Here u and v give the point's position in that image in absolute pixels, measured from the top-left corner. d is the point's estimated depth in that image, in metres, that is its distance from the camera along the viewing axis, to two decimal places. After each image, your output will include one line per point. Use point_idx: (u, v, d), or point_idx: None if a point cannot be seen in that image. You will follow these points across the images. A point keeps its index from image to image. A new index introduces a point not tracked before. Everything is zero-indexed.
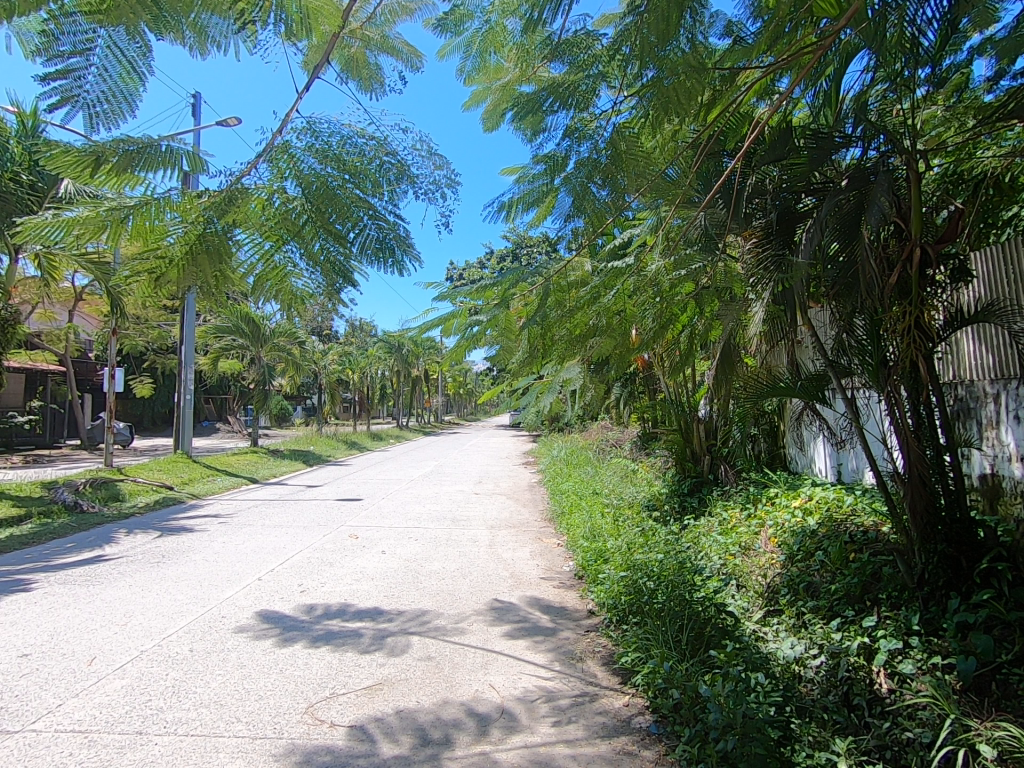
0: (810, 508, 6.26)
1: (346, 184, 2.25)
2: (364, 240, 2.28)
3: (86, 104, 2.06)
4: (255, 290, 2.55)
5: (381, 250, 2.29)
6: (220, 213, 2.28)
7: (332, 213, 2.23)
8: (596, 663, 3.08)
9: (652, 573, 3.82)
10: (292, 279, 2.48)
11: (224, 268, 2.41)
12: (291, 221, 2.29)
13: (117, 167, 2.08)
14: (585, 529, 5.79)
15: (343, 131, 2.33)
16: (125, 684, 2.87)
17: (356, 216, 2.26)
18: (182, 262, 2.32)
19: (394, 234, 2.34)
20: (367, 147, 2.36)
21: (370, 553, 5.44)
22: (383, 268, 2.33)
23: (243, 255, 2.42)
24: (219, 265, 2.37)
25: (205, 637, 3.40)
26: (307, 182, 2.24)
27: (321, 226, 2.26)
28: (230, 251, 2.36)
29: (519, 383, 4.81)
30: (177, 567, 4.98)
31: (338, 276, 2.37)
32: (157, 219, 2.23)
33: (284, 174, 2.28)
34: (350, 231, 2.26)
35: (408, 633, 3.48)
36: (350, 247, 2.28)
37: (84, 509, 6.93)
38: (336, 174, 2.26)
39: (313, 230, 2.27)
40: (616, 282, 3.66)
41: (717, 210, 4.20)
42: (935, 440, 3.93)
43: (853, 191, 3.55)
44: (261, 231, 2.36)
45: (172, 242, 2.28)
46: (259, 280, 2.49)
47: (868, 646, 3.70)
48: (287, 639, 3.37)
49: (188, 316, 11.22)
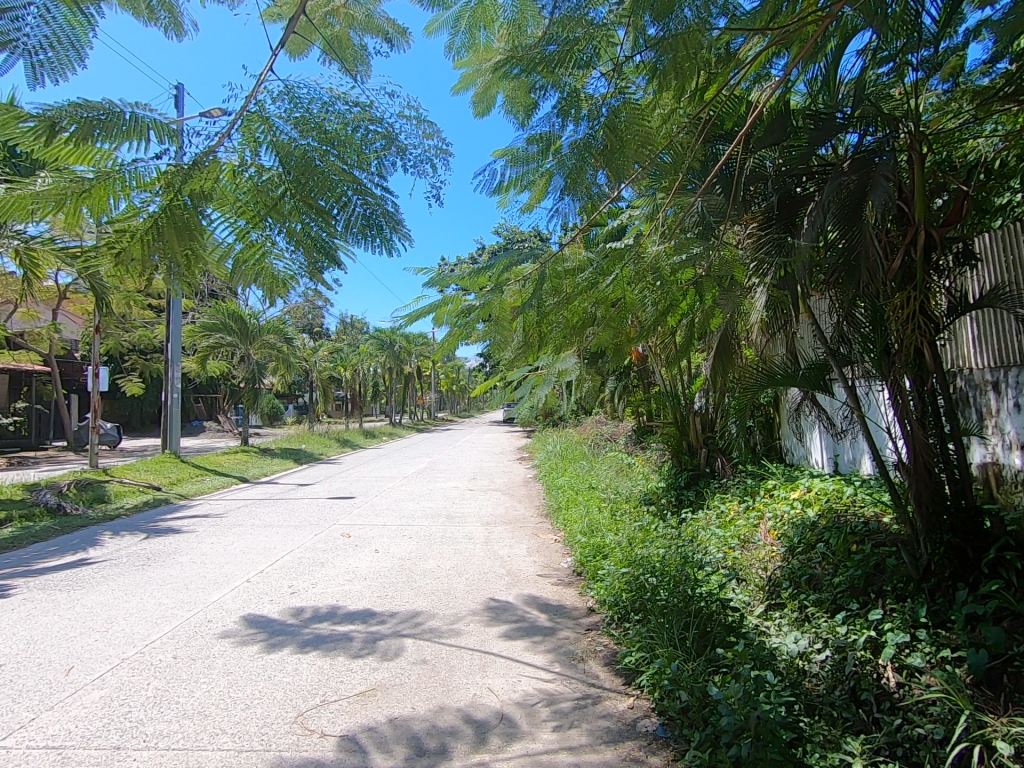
0: (809, 499, 6.20)
1: (329, 157, 2.14)
2: (349, 217, 2.19)
3: (26, 51, 1.95)
4: (234, 272, 2.42)
5: (370, 226, 2.22)
6: (193, 190, 2.14)
7: (316, 190, 2.11)
8: (598, 663, 2.97)
9: (654, 568, 3.70)
10: (271, 260, 2.34)
11: (198, 249, 2.28)
12: (272, 199, 2.17)
13: (75, 137, 1.89)
14: (582, 523, 5.69)
15: (325, 97, 2.22)
16: (105, 694, 2.73)
17: (340, 191, 2.15)
18: (148, 236, 2.18)
19: (381, 210, 2.26)
20: (349, 113, 2.26)
21: (362, 551, 5.32)
22: (372, 247, 2.25)
23: (217, 235, 2.28)
24: (188, 243, 2.21)
25: (190, 643, 3.26)
26: (286, 155, 2.12)
27: (303, 202, 2.14)
28: (204, 231, 2.24)
29: (513, 377, 4.66)
30: (164, 569, 4.83)
31: (322, 255, 2.24)
32: (122, 196, 2.10)
33: (259, 141, 2.14)
34: (334, 207, 2.16)
35: (401, 635, 3.35)
36: (337, 227, 2.20)
37: (68, 512, 6.74)
38: (318, 145, 2.15)
39: (295, 209, 2.15)
40: (615, 266, 3.45)
41: (716, 197, 4.04)
42: (940, 428, 3.85)
43: (856, 173, 3.43)
44: (237, 208, 2.22)
45: (141, 217, 2.17)
46: (236, 263, 2.37)
47: (875, 640, 3.63)
48: (275, 644, 3.24)
49: (174, 312, 10.97)
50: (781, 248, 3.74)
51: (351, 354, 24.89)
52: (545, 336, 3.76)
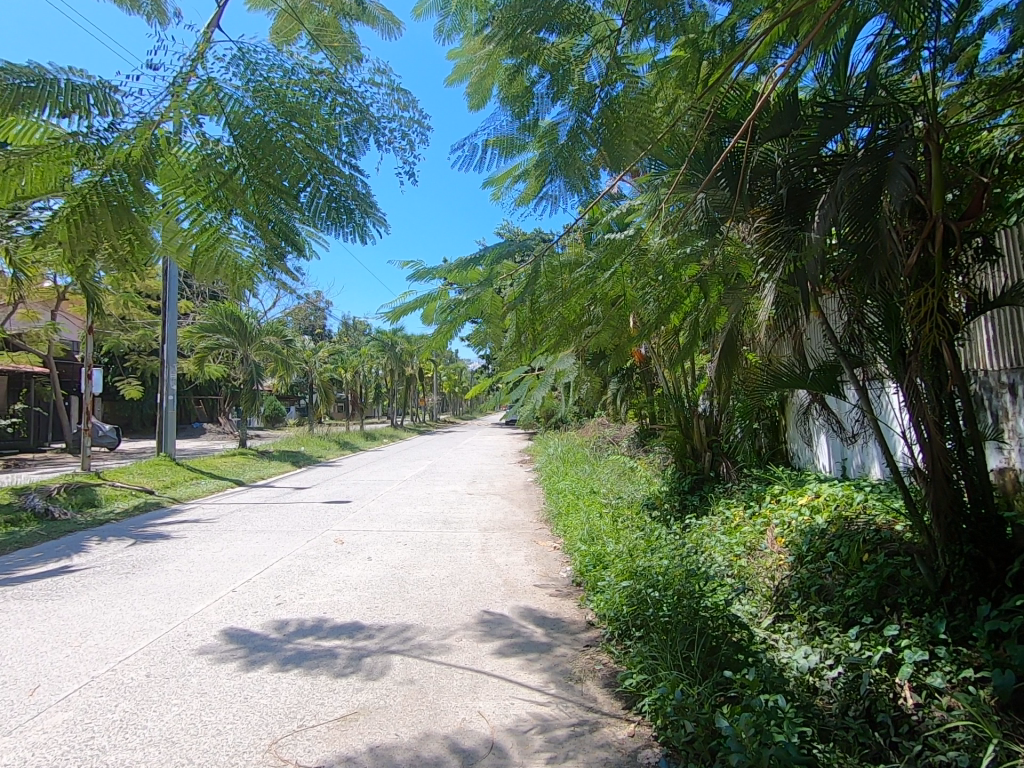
0: (818, 505, 6.00)
1: (295, 136, 2.07)
2: (315, 196, 2.14)
3: None
4: (195, 267, 2.37)
5: (336, 207, 2.19)
6: (137, 166, 1.97)
7: (277, 168, 2.02)
8: (596, 685, 2.78)
9: (656, 581, 3.49)
10: (229, 244, 2.28)
11: (145, 233, 2.05)
12: (229, 178, 2.06)
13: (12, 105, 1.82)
14: (583, 530, 5.50)
15: (285, 70, 2.20)
16: (68, 717, 2.55)
17: (306, 171, 2.08)
18: (74, 216, 1.87)
19: (349, 192, 2.25)
20: (312, 90, 2.24)
21: (355, 559, 5.14)
22: (341, 230, 2.24)
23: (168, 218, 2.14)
24: (129, 227, 1.96)
25: (165, 660, 3.08)
26: (246, 133, 2.01)
27: (264, 181, 2.04)
28: (149, 214, 2.03)
29: (507, 379, 4.45)
30: (147, 578, 4.65)
31: (285, 237, 2.23)
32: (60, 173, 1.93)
33: (207, 110, 2.02)
34: (300, 187, 2.09)
35: (389, 651, 3.17)
36: (304, 210, 2.16)
37: (56, 517, 6.58)
38: (279, 118, 2.05)
39: (258, 191, 2.07)
40: (615, 260, 3.25)
41: (719, 191, 3.84)
42: (959, 432, 3.65)
43: (870, 163, 3.23)
44: (186, 188, 2.09)
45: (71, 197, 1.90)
46: (192, 248, 2.28)
47: (891, 657, 3.44)
48: (255, 661, 3.06)
49: (170, 313, 10.82)
50: (791, 241, 3.56)
51: (351, 355, 24.74)
52: (539, 336, 3.42)
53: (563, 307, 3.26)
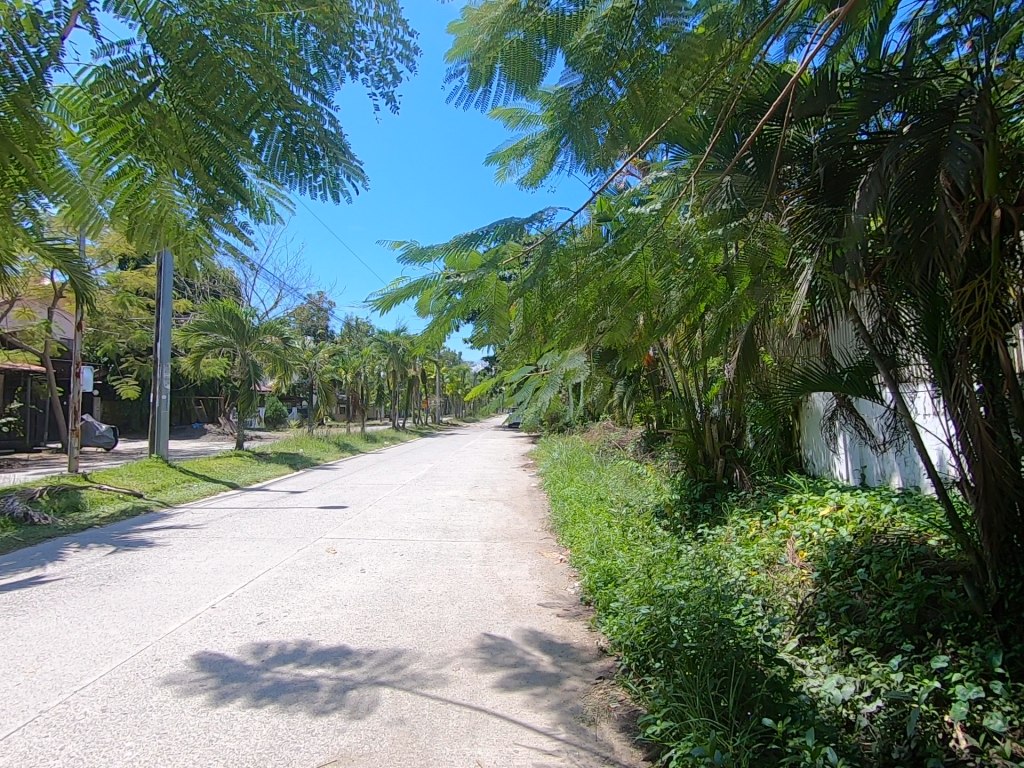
0: (841, 517, 5.64)
1: (241, 51, 1.89)
2: (272, 146, 2.05)
3: None
4: (136, 235, 2.32)
5: (296, 151, 2.10)
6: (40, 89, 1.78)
7: (217, 95, 1.87)
8: (612, 728, 2.42)
9: (677, 606, 3.11)
10: (163, 196, 2.16)
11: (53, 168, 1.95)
12: (156, 111, 1.91)
13: None
14: (591, 542, 5.15)
15: None
16: (4, 763, 2.21)
17: (257, 100, 1.94)
18: None
19: (315, 130, 2.14)
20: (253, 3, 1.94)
21: (347, 571, 4.80)
22: (310, 184, 2.23)
23: (90, 158, 2.06)
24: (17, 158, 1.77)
25: (125, 691, 2.73)
26: (179, 55, 1.83)
27: (204, 113, 1.90)
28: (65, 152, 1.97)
29: (512, 381, 4.10)
30: (122, 591, 4.31)
31: (237, 196, 2.13)
32: None
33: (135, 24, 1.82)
34: (255, 132, 1.99)
35: (377, 683, 2.82)
36: (262, 161, 2.08)
37: (36, 522, 6.26)
38: (211, 24, 1.84)
39: (187, 117, 1.90)
40: (634, 242, 2.86)
41: (745, 173, 3.49)
42: (1012, 439, 3.30)
43: (923, 136, 2.85)
44: (102, 123, 1.97)
45: None
46: (121, 201, 2.17)
47: (939, 692, 3.08)
48: (226, 695, 2.71)
49: (164, 310, 10.48)
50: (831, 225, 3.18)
51: (352, 356, 24.44)
52: (549, 328, 3.10)
53: (584, 298, 2.92)
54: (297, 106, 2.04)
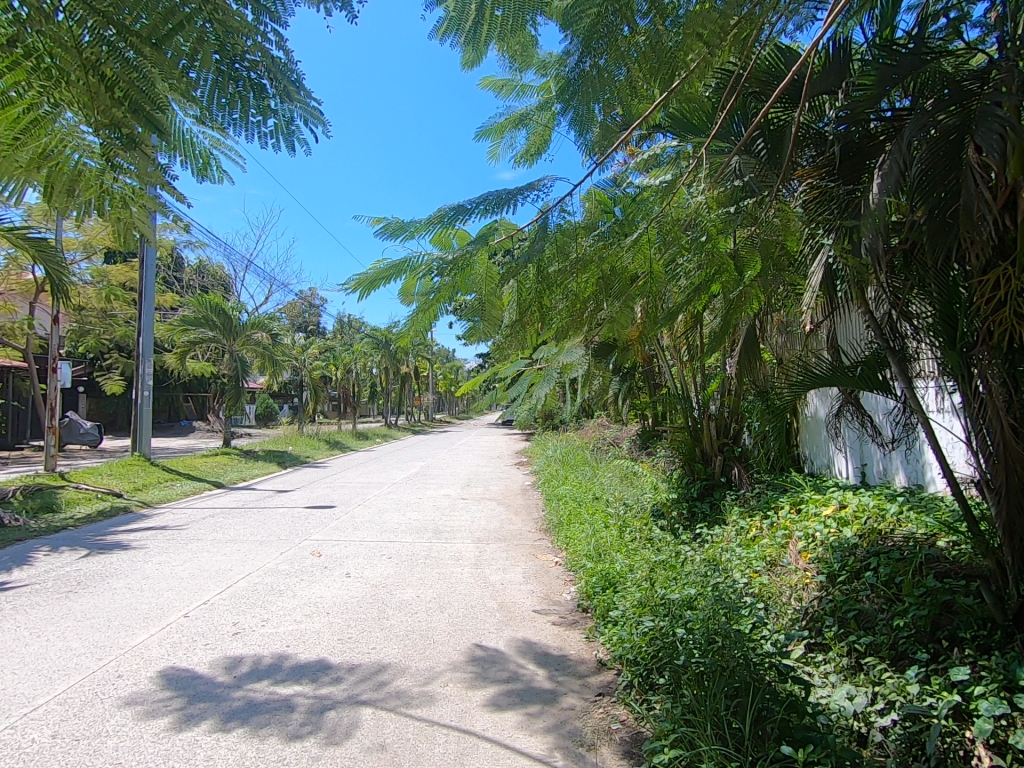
0: (845, 517, 5.47)
1: None
2: (211, 84, 1.81)
3: None
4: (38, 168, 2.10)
5: (237, 90, 1.86)
6: None
7: (137, 11, 1.57)
8: (614, 755, 2.21)
9: (681, 616, 2.90)
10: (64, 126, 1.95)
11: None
12: (46, 23, 1.56)
13: None
14: (588, 544, 4.95)
15: None
16: None
17: (180, 12, 1.63)
18: None
19: (262, 64, 1.87)
20: None
21: (332, 576, 4.57)
22: (262, 128, 1.99)
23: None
24: None
25: (79, 714, 2.49)
26: None
27: (120, 36, 1.60)
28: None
29: (506, 376, 3.87)
30: (90, 599, 4.05)
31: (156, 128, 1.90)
32: None
33: None
34: (187, 66, 1.73)
35: (358, 702, 2.59)
36: (199, 100, 1.84)
37: (6, 523, 5.97)
38: None
39: (99, 36, 1.59)
40: (637, 223, 2.63)
41: (755, 154, 3.27)
42: None
43: (950, 109, 2.63)
44: None
45: None
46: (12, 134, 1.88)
47: (959, 706, 2.89)
48: (191, 717, 2.47)
49: (146, 302, 10.13)
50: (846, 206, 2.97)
51: (343, 352, 24.12)
52: (545, 315, 2.87)
53: (582, 282, 2.68)
54: (237, 29, 1.73)
